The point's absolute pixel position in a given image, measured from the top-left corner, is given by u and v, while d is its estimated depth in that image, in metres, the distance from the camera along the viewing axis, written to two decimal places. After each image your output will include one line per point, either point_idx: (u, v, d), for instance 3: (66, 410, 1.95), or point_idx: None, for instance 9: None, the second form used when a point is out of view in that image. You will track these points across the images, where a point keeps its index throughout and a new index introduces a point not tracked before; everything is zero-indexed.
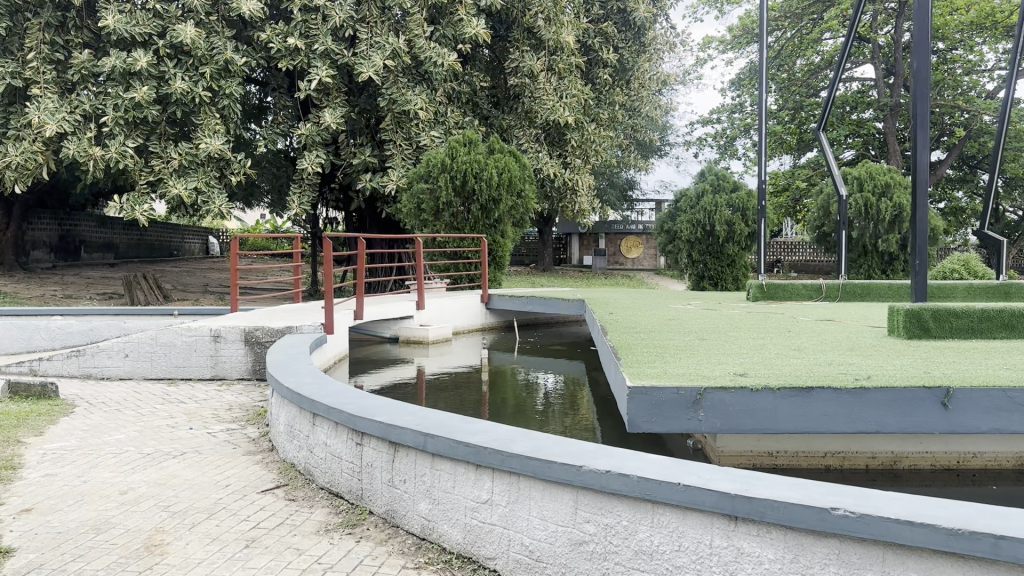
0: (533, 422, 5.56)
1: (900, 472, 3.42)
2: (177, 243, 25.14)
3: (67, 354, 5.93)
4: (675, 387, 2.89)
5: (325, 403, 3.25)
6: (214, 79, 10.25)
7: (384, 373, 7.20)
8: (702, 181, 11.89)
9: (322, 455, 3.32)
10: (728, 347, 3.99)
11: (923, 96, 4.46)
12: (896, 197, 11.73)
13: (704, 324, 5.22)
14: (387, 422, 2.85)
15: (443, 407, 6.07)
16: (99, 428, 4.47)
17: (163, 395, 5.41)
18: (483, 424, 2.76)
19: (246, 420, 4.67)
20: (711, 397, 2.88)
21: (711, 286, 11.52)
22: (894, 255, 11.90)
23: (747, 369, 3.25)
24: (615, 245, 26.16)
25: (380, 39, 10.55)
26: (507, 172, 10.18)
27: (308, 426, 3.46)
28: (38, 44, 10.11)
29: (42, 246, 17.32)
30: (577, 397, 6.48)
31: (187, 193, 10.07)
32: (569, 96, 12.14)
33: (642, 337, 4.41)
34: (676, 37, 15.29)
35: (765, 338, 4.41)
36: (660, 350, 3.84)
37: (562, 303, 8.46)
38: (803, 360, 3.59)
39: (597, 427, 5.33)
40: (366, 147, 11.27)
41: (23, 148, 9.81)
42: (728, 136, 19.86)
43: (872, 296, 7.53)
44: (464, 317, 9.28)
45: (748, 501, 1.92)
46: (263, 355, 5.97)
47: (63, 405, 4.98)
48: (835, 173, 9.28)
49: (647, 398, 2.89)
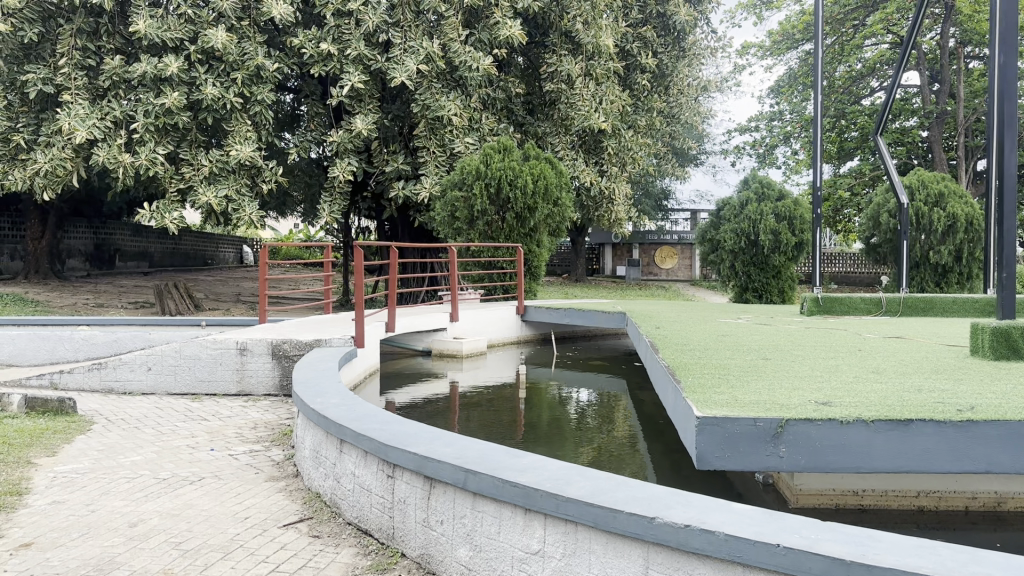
0: (567, 442, 5.17)
1: (1004, 516, 3.01)
2: (212, 252, 25.16)
3: (89, 368, 5.69)
4: (752, 418, 2.54)
5: (353, 429, 2.94)
6: (245, 84, 10.04)
7: (417, 389, 6.88)
8: (746, 188, 11.46)
9: (349, 487, 3.00)
10: (798, 369, 3.61)
11: (1011, 94, 4.04)
12: (950, 206, 11.24)
13: (764, 341, 4.84)
14: (422, 454, 2.52)
15: (476, 425, 5.73)
16: (115, 449, 4.19)
17: (185, 412, 5.13)
18: (532, 459, 2.42)
19: (271, 441, 4.36)
20: (793, 430, 2.54)
21: (755, 299, 11.17)
22: (949, 268, 11.36)
23: (829, 398, 2.88)
24: (649, 255, 25.67)
25: (415, 42, 10.29)
26: (543, 180, 9.84)
27: (335, 453, 3.15)
28: (70, 50, 9.98)
29: (77, 255, 17.35)
30: (615, 415, 6.09)
31: (218, 200, 9.86)
32: (607, 101, 11.80)
33: (698, 356, 4.03)
34: (717, 42, 14.90)
35: (837, 360, 4.01)
36: (723, 371, 3.47)
37: (602, 315, 8.10)
38: (888, 387, 3.20)
39: (643, 448, 4.97)
40: (399, 154, 10.99)
41: (53, 155, 9.68)
42: (767, 144, 19.34)
43: (936, 310, 7.08)
44: (498, 330, 8.94)
45: (869, 570, 1.55)
46: (290, 370, 5.66)
47: (80, 422, 4.72)
48: (895, 180, 8.79)
49: (719, 431, 2.55)
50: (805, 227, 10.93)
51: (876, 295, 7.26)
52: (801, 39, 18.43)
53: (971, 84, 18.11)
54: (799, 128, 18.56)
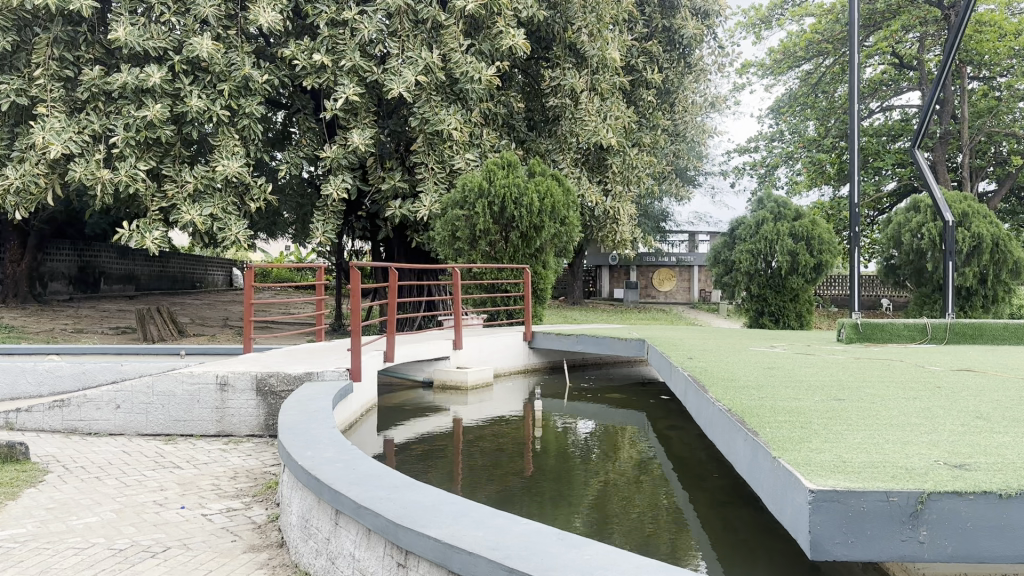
0: (584, 484, 4.49)
1: None
2: (200, 275, 24.51)
3: (50, 405, 5.04)
4: (883, 493, 1.95)
5: (354, 499, 2.29)
6: (233, 97, 9.44)
7: (418, 425, 6.21)
8: (761, 208, 10.90)
9: (348, 573, 2.36)
10: (892, 415, 2.99)
11: None
12: (974, 225, 10.71)
13: (822, 375, 4.20)
14: (445, 543, 1.89)
15: (484, 463, 5.07)
16: (69, 507, 3.54)
17: (155, 457, 4.47)
18: (596, 556, 1.78)
19: (253, 497, 3.71)
20: (938, 507, 1.93)
21: (771, 323, 10.65)
22: (973, 290, 10.80)
23: (964, 460, 2.26)
24: (647, 277, 25.17)
25: (413, 52, 9.71)
26: (550, 197, 9.24)
27: (329, 526, 2.51)
28: (46, 60, 9.36)
29: (60, 278, 16.71)
30: (636, 450, 5.44)
31: (202, 219, 9.23)
32: (613, 118, 11.21)
33: (759, 396, 3.40)
34: (724, 57, 14.40)
35: (925, 400, 3.40)
36: (806, 419, 2.85)
37: (618, 343, 7.49)
38: (1020, 441, 2.56)
39: (678, 494, 4.33)
40: (396, 171, 10.41)
41: (25, 171, 9.05)
42: (768, 164, 18.70)
43: (986, 337, 6.55)
44: (504, 358, 8.30)
45: None
46: (277, 408, 5.01)
47: (31, 472, 4.06)
48: (937, 197, 8.19)
49: (840, 509, 1.94)
50: (824, 248, 10.29)
51: (921, 320, 6.71)
52: (802, 58, 17.79)
53: (974, 105, 17.62)
54: (802, 148, 18.00)
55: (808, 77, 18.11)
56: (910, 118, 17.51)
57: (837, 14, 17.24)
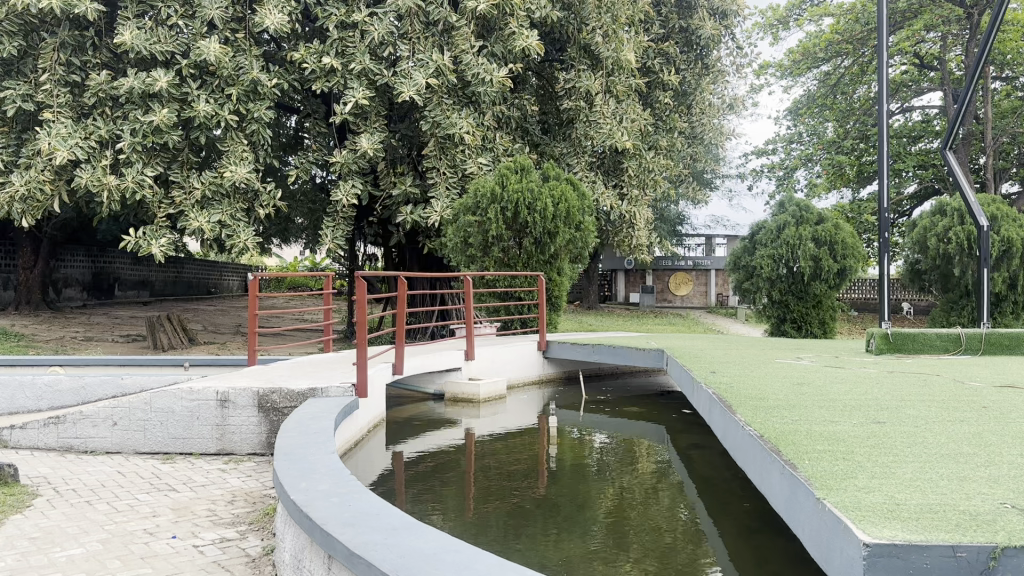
0: (600, 502, 4.24)
1: None
2: (215, 280, 24.44)
3: (45, 422, 4.86)
4: (949, 548, 1.69)
5: (347, 544, 2.06)
6: (240, 101, 9.26)
7: (428, 439, 5.98)
8: (782, 212, 10.58)
9: None
10: (944, 444, 2.71)
11: None
12: (1003, 228, 10.37)
13: (856, 393, 3.93)
14: None
15: (495, 479, 4.82)
16: (53, 537, 3.32)
17: (150, 478, 4.26)
18: None
19: (249, 526, 3.48)
20: (1013, 564, 1.67)
21: (794, 330, 10.40)
22: (1002, 296, 10.48)
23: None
24: (663, 281, 24.87)
25: (424, 54, 9.50)
26: (565, 201, 8.97)
27: (321, 568, 2.27)
28: (53, 65, 9.22)
29: (74, 284, 16.62)
30: (655, 466, 5.17)
31: (210, 226, 9.05)
32: (629, 120, 10.95)
33: (792, 419, 3.14)
34: (742, 57, 14.08)
35: (976, 424, 3.12)
36: (847, 450, 2.58)
37: (636, 353, 7.24)
38: None
39: (700, 515, 4.06)
40: (407, 176, 10.20)
41: (31, 178, 8.91)
42: (786, 167, 18.33)
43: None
44: (518, 368, 8.06)
45: None
46: (279, 426, 4.79)
47: (19, 496, 3.86)
48: (972, 201, 7.87)
49: (899, 566, 1.69)
50: (848, 253, 9.99)
51: (954, 330, 6.40)
52: (821, 58, 17.33)
53: (997, 105, 17.24)
54: (821, 150, 17.65)
55: (826, 78, 17.77)
56: (931, 119, 17.13)
57: (855, 14, 16.88)
